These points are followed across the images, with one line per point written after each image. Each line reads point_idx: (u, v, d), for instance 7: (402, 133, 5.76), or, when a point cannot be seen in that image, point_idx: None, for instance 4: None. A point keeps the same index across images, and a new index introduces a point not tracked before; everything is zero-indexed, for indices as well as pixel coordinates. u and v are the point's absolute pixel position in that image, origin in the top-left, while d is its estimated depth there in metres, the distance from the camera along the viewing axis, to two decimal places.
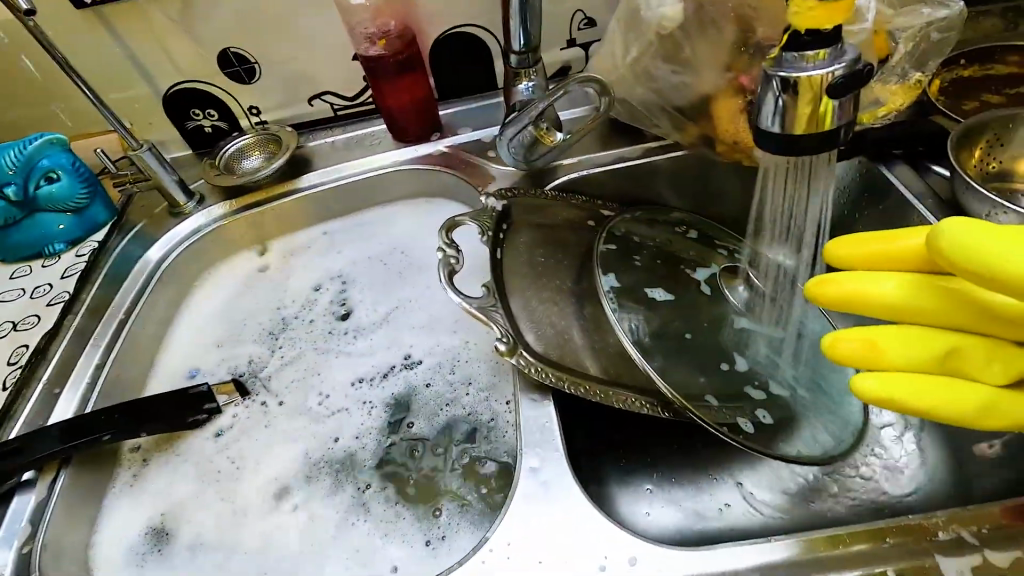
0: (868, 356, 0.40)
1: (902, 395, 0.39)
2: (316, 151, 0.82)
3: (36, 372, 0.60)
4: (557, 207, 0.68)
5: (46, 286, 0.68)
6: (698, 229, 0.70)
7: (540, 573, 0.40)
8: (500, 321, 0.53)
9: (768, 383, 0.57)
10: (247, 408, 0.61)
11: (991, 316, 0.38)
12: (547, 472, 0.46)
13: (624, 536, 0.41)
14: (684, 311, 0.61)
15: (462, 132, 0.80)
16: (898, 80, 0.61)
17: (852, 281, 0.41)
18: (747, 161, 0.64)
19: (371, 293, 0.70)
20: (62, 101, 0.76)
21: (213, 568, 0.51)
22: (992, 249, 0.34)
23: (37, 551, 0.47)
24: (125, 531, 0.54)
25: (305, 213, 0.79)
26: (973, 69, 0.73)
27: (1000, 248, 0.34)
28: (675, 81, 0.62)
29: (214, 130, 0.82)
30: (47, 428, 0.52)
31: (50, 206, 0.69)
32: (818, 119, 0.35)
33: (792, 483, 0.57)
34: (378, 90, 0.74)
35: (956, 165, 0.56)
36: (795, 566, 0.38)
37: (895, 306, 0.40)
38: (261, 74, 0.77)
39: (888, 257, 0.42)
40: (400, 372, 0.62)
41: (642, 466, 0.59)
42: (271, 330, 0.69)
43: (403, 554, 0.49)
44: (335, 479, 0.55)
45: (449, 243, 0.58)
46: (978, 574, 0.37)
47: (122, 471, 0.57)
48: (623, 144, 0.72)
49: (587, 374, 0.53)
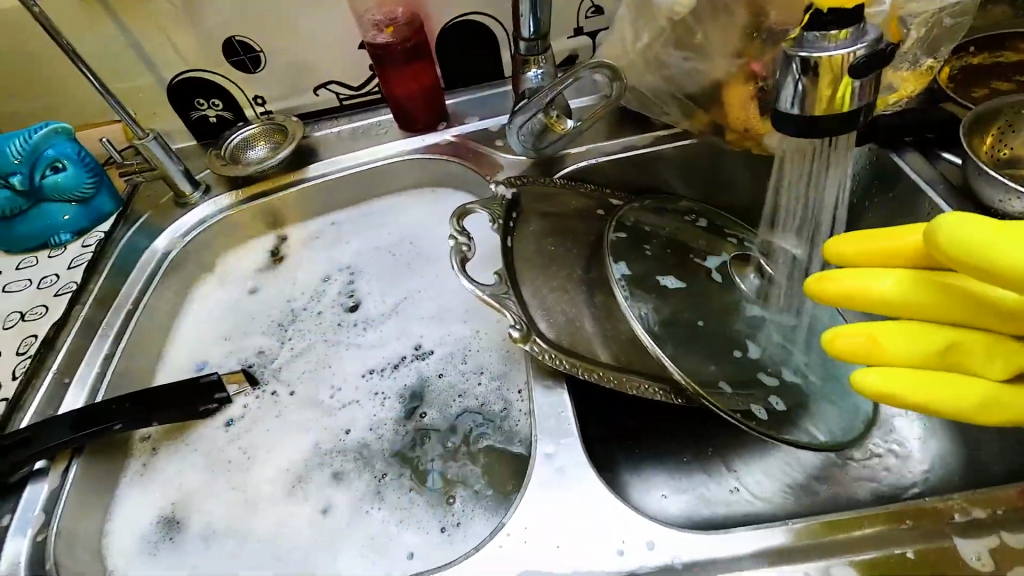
0: (868, 352, 0.40)
1: (902, 389, 0.38)
2: (322, 141, 0.81)
3: (45, 362, 0.60)
4: (566, 196, 0.68)
5: (53, 277, 0.68)
6: (707, 218, 0.70)
7: (557, 558, 0.40)
8: (512, 308, 0.54)
9: (780, 370, 0.57)
10: (258, 399, 0.61)
11: (992, 311, 0.38)
12: (562, 458, 0.46)
13: (641, 521, 0.41)
14: (695, 299, 0.61)
15: (468, 121, 0.80)
16: (911, 67, 0.60)
17: (852, 278, 0.41)
18: (758, 149, 0.64)
19: (380, 284, 0.70)
20: (66, 90, 0.75)
21: (227, 556, 0.51)
22: (992, 243, 0.34)
23: (51, 540, 0.47)
24: (137, 520, 0.54)
25: (312, 204, 0.79)
26: (983, 56, 0.72)
27: (1002, 246, 0.34)
28: (686, 68, 0.63)
29: (219, 120, 0.82)
30: (58, 418, 0.52)
31: (56, 196, 0.69)
32: (839, 100, 0.35)
33: (804, 470, 0.58)
34: (385, 78, 0.73)
35: (968, 151, 0.56)
36: (813, 549, 0.38)
37: (898, 302, 0.40)
38: (266, 64, 0.77)
39: (889, 253, 0.42)
40: (411, 363, 0.62)
41: (653, 454, 0.60)
42: (281, 322, 0.69)
43: (419, 541, 0.49)
44: (349, 468, 0.55)
45: (460, 231, 0.58)
46: (995, 556, 0.37)
47: (133, 460, 0.57)
48: (632, 133, 0.72)
49: (600, 361, 0.54)
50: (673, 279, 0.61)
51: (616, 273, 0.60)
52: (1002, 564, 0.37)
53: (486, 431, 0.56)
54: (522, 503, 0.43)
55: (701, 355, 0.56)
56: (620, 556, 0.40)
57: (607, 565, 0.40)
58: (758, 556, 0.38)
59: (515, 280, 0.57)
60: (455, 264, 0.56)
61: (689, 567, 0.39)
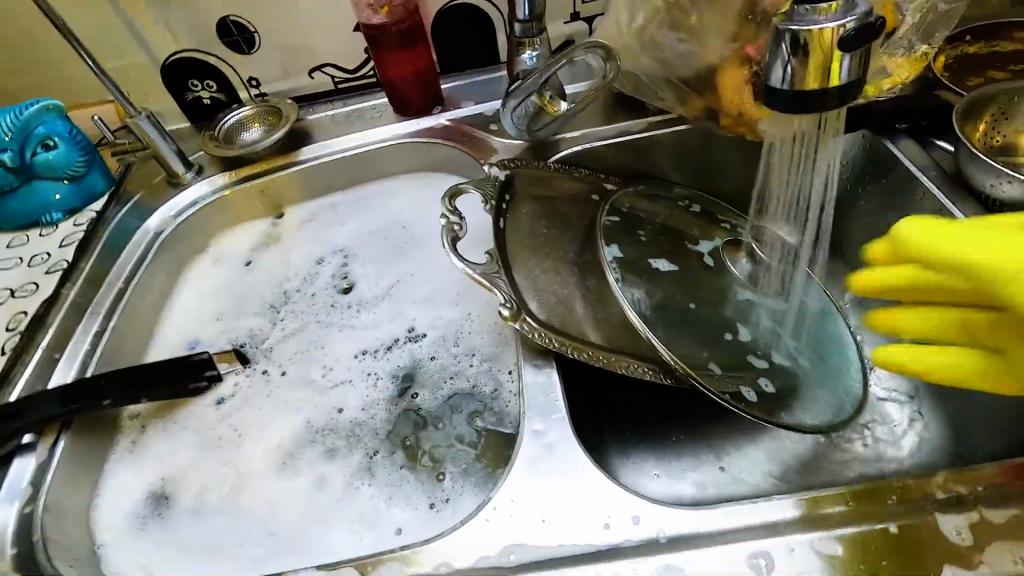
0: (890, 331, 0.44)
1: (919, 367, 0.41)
2: (316, 124, 0.81)
3: (35, 339, 0.59)
4: (559, 179, 0.67)
5: (44, 255, 0.68)
6: (700, 204, 0.70)
7: (543, 532, 0.41)
8: (503, 287, 0.54)
9: (770, 353, 0.57)
10: (249, 377, 0.61)
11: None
12: (551, 436, 0.46)
13: (628, 496, 0.41)
14: (686, 284, 0.61)
15: (464, 106, 0.79)
16: (905, 53, 0.60)
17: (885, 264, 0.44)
18: (751, 136, 0.63)
19: (374, 267, 0.70)
20: (59, 69, 0.75)
21: (216, 531, 0.51)
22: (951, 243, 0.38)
23: (39, 512, 0.47)
24: (126, 496, 0.54)
25: (306, 186, 0.78)
26: (979, 46, 0.72)
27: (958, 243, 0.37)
28: (681, 50, 0.63)
29: (213, 102, 0.81)
30: (46, 393, 0.52)
31: (47, 174, 0.68)
32: (828, 75, 0.35)
33: (793, 453, 0.58)
34: (379, 60, 0.73)
35: (961, 137, 0.56)
36: (797, 524, 0.39)
37: (907, 287, 0.42)
38: (260, 45, 0.76)
39: None
40: (404, 345, 0.61)
41: (643, 437, 0.60)
42: (273, 304, 0.68)
43: (408, 517, 0.49)
44: (340, 446, 0.55)
45: (452, 210, 0.58)
46: (975, 531, 0.37)
47: (123, 437, 0.57)
48: (627, 118, 0.72)
49: (589, 341, 0.54)
50: (664, 263, 0.62)
51: (609, 255, 0.60)
52: (982, 539, 0.37)
53: (477, 412, 0.56)
54: (510, 478, 0.43)
55: (694, 338, 0.56)
56: (606, 530, 0.40)
57: (594, 538, 0.40)
58: (743, 531, 0.39)
59: (507, 261, 0.57)
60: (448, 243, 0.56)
61: (674, 541, 0.39)
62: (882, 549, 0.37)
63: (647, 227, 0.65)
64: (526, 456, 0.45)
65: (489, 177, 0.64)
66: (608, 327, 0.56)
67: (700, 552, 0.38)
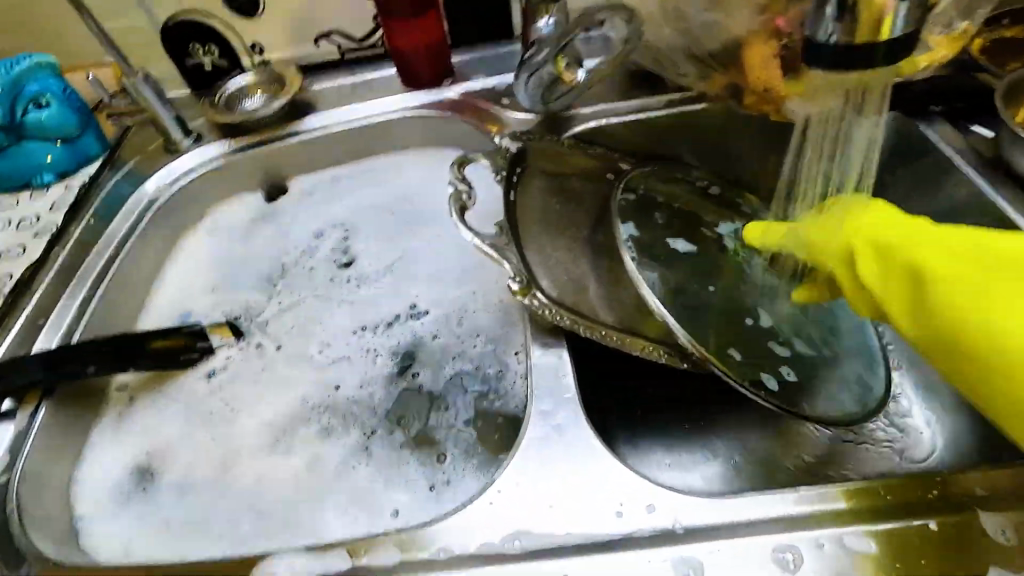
0: None
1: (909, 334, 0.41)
2: (322, 93, 0.77)
3: (20, 303, 0.57)
4: (574, 155, 0.64)
5: (34, 218, 0.65)
6: (721, 185, 0.66)
7: (550, 518, 0.38)
8: (512, 260, 0.52)
9: (792, 340, 0.55)
10: (243, 351, 0.59)
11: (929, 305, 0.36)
12: (560, 417, 0.43)
13: (642, 483, 0.38)
14: (703, 267, 0.58)
15: (475, 79, 0.75)
16: (942, 30, 0.56)
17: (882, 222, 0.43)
18: (777, 115, 0.60)
19: (376, 242, 0.67)
20: (56, 27, 0.72)
21: (201, 509, 0.48)
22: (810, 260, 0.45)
23: (14, 481, 0.44)
24: (109, 470, 0.51)
25: (309, 158, 0.75)
26: (1017, 29, 0.69)
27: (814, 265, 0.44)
28: (705, 20, 0.60)
29: (214, 69, 0.78)
30: (26, 358, 0.49)
31: (38, 133, 0.65)
32: (876, 25, 0.33)
33: (811, 447, 0.55)
34: (388, 28, 0.70)
35: (1005, 116, 0.53)
36: (825, 517, 0.36)
37: None
38: (266, 8, 0.73)
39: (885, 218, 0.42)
40: (406, 322, 0.59)
41: (652, 427, 0.57)
42: (270, 276, 0.66)
43: (405, 499, 0.46)
44: (336, 424, 0.52)
45: (461, 179, 0.55)
46: (1018, 529, 0.35)
47: (107, 410, 0.54)
48: (645, 95, 0.68)
49: (599, 320, 0.51)
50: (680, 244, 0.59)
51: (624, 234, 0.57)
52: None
53: (482, 394, 0.53)
54: (516, 460, 0.41)
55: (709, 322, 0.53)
56: (619, 518, 0.37)
57: (605, 525, 0.37)
58: (765, 522, 0.36)
59: (517, 233, 0.54)
60: (454, 212, 0.52)
61: (692, 532, 0.36)
62: (917, 546, 0.34)
63: (664, 208, 0.62)
64: (533, 437, 0.42)
65: (500, 150, 0.62)
66: (622, 308, 0.53)
67: (720, 544, 0.35)
